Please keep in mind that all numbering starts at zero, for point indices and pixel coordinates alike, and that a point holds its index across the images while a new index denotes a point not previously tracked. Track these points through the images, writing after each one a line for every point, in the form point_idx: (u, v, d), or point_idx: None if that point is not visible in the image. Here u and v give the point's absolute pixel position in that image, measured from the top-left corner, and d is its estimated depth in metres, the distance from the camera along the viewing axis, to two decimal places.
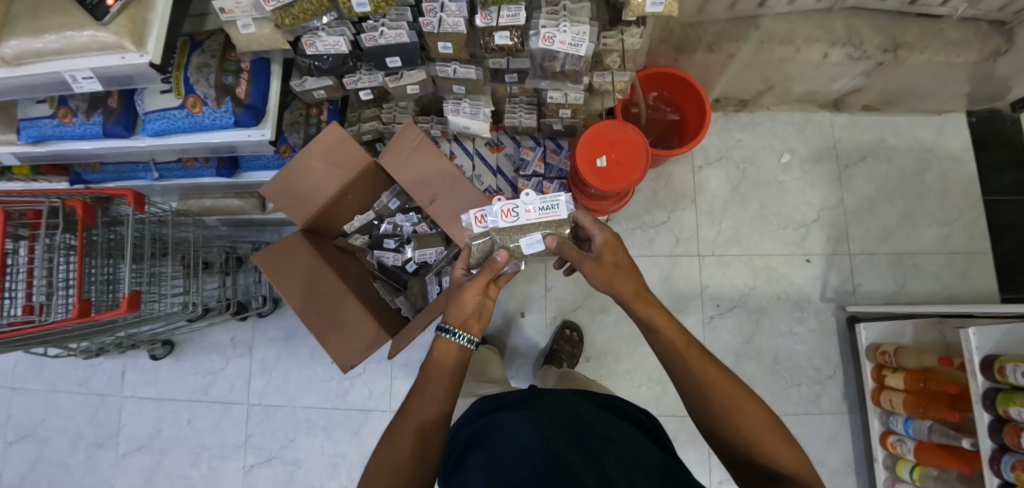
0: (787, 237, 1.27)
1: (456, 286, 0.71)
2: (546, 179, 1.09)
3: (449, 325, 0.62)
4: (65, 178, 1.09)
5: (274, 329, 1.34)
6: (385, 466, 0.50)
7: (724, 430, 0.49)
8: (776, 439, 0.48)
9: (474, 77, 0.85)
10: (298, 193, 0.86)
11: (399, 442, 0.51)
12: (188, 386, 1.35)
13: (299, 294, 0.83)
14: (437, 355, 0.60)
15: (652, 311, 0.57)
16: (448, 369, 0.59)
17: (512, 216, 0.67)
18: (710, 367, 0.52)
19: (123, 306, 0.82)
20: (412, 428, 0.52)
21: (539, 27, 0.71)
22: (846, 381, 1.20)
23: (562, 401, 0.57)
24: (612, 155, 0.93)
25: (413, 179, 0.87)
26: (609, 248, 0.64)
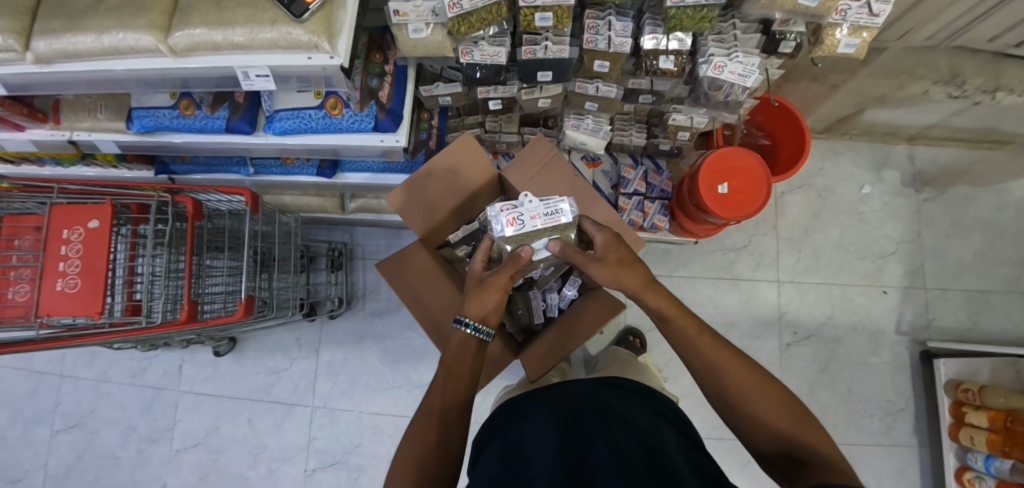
0: (864, 268, 1.29)
1: (473, 277, 0.64)
2: (646, 199, 1.07)
3: (467, 317, 0.60)
4: (149, 168, 1.03)
5: (343, 331, 1.33)
6: (406, 465, 0.50)
7: (738, 415, 0.49)
8: (791, 419, 0.47)
9: (612, 95, 0.83)
10: (421, 201, 0.83)
11: (423, 427, 0.53)
12: (249, 384, 1.32)
13: (422, 311, 0.84)
14: (454, 349, 0.60)
15: (658, 300, 0.58)
16: (466, 370, 0.59)
17: (518, 223, 0.62)
18: (721, 353, 0.52)
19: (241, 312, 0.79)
20: (433, 427, 0.52)
21: (709, 54, 0.69)
22: (919, 414, 1.21)
23: (596, 389, 0.59)
24: (733, 182, 0.92)
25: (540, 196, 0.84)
26: (612, 247, 0.61)
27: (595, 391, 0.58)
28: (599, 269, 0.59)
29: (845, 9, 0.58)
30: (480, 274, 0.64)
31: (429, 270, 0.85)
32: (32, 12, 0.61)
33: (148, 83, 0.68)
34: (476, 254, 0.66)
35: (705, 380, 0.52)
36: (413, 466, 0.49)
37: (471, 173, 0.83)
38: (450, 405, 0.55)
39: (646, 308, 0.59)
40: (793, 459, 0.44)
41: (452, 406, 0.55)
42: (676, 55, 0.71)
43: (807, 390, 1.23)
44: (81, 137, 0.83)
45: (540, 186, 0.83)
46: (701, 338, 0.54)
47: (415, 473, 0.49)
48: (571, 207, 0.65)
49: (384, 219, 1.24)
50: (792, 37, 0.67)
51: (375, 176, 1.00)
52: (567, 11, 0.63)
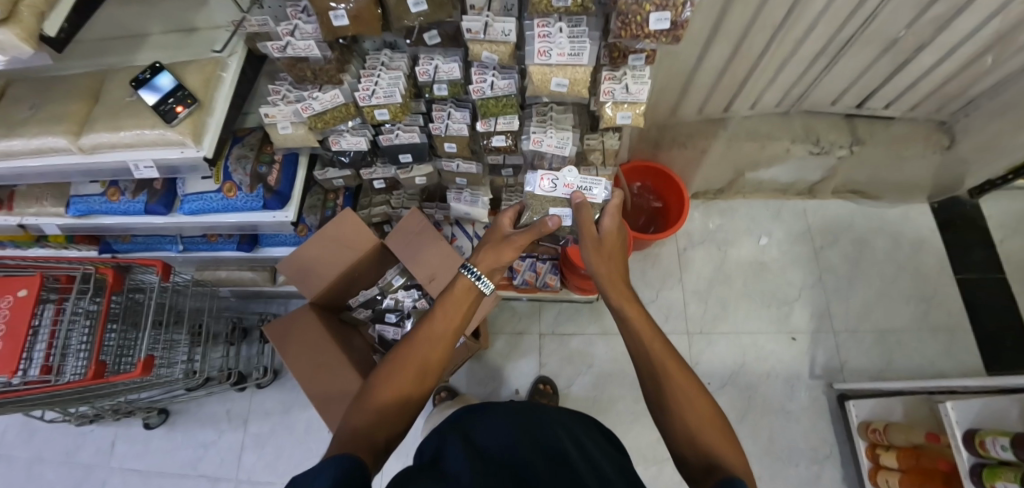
0: (771, 313, 1.34)
1: (497, 232, 0.73)
2: (539, 260, 1.18)
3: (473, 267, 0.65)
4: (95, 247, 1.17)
5: (272, 400, 1.43)
6: (383, 392, 0.51)
7: (672, 424, 0.50)
8: (716, 430, 0.48)
9: (475, 170, 0.98)
10: (313, 270, 0.95)
11: (403, 373, 0.53)
12: (177, 458, 1.39)
13: (305, 364, 0.93)
14: (456, 292, 0.63)
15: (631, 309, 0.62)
16: (457, 318, 0.61)
17: (550, 185, 0.77)
18: (669, 362, 0.54)
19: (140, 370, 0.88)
20: (416, 365, 0.54)
21: (530, 132, 0.84)
22: (846, 462, 1.17)
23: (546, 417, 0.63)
24: None
25: (417, 261, 0.96)
26: (609, 239, 0.71)
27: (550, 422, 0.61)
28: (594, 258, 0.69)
29: (611, 90, 0.73)
30: (504, 230, 0.73)
31: (318, 331, 0.95)
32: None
33: (72, 175, 0.83)
34: (507, 214, 0.75)
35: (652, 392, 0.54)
36: (392, 396, 0.51)
37: (356, 247, 0.96)
38: (435, 361, 0.56)
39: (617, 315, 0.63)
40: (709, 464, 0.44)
41: (430, 366, 0.55)
42: (506, 135, 0.86)
43: None
44: (29, 221, 0.98)
45: (416, 253, 0.96)
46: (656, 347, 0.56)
47: (390, 400, 0.50)
48: (605, 188, 0.77)
49: None
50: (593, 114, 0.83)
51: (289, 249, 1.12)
52: (401, 108, 0.79)
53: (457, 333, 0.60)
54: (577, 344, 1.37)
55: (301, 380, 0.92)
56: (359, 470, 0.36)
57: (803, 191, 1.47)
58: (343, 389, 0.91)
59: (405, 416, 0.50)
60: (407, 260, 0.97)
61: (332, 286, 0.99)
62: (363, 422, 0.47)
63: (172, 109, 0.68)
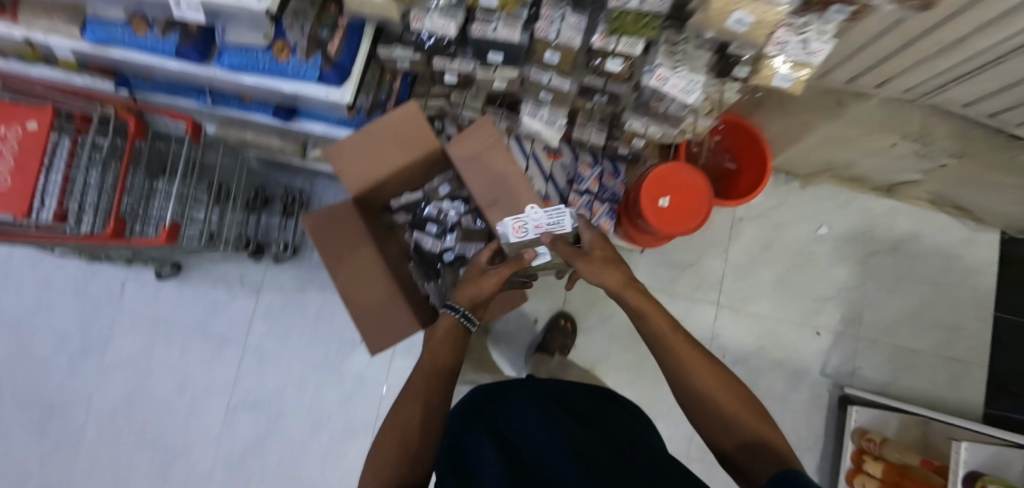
0: (803, 306, 1.32)
1: (475, 268, 0.79)
2: (597, 200, 1.09)
3: (456, 304, 0.73)
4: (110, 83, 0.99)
5: (286, 275, 1.41)
6: (395, 436, 0.57)
7: (708, 408, 0.60)
8: (741, 404, 0.59)
9: (566, 89, 0.83)
10: (362, 162, 0.85)
11: (409, 411, 0.59)
12: (188, 313, 1.40)
13: (343, 265, 0.86)
14: (441, 330, 0.71)
15: (653, 316, 0.68)
16: (446, 354, 0.69)
17: (522, 231, 0.78)
18: (694, 356, 0.64)
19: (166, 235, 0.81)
20: (419, 402, 0.60)
21: (655, 65, 0.68)
22: (823, 455, 1.26)
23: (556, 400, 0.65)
24: (676, 197, 0.93)
25: (480, 179, 0.86)
26: (597, 243, 0.76)
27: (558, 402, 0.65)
28: (596, 271, 0.73)
29: (783, 42, 0.58)
30: (481, 264, 0.80)
31: (357, 232, 0.88)
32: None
33: None
34: (483, 251, 0.82)
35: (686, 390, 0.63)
36: (400, 437, 0.56)
37: (413, 148, 0.85)
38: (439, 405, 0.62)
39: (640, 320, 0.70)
40: (748, 445, 0.55)
41: (434, 398, 0.62)
42: (623, 59, 0.71)
43: None
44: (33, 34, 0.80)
45: (481, 171, 0.86)
46: (686, 351, 0.64)
47: (401, 443, 0.56)
48: (573, 217, 0.78)
49: None
50: (743, 61, 0.67)
51: (330, 128, 1.00)
52: None
53: (449, 367, 0.67)
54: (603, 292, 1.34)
55: (338, 282, 0.87)
56: None
57: (880, 188, 1.35)
58: (378, 297, 0.87)
59: (422, 449, 0.56)
60: (467, 176, 0.87)
61: (376, 185, 0.89)
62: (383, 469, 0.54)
63: None
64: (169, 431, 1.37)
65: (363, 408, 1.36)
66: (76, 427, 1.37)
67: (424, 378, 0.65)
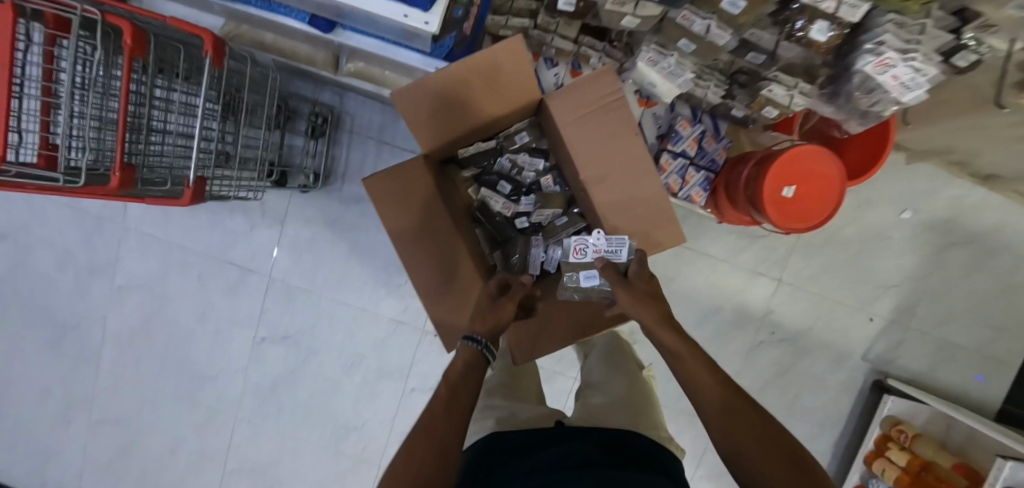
0: (862, 291, 1.28)
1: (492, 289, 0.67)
2: (692, 166, 0.94)
3: (478, 335, 0.60)
4: None
5: (313, 208, 1.24)
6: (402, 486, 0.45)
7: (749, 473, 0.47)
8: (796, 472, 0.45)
9: (721, 42, 0.63)
10: (443, 113, 0.67)
11: (421, 457, 0.48)
12: (204, 239, 1.26)
13: (410, 236, 0.74)
14: (457, 362, 0.58)
15: (687, 363, 0.56)
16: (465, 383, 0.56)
17: (581, 254, 0.71)
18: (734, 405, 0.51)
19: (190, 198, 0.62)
20: (432, 439, 0.49)
21: (881, 44, 0.55)
22: (844, 431, 1.32)
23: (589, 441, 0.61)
24: (804, 188, 0.78)
25: (588, 146, 0.69)
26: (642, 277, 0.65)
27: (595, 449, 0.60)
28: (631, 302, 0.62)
29: None
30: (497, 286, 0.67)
31: (424, 193, 0.73)
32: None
33: None
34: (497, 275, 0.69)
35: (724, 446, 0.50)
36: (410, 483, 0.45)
37: (501, 93, 0.67)
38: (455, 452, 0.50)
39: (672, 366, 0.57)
40: None
41: (452, 437, 0.50)
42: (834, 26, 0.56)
43: (757, 387, 1.31)
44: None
45: (591, 135, 0.68)
46: (719, 407, 0.51)
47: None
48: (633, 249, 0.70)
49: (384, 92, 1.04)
50: (977, 47, 0.55)
51: (386, 48, 0.75)
52: None
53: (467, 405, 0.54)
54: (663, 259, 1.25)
55: (404, 256, 0.75)
56: None
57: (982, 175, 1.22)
58: (450, 269, 0.76)
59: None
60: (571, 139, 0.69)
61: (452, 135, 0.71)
62: None
63: None
64: (193, 356, 1.31)
65: (399, 352, 1.31)
66: (95, 346, 1.32)
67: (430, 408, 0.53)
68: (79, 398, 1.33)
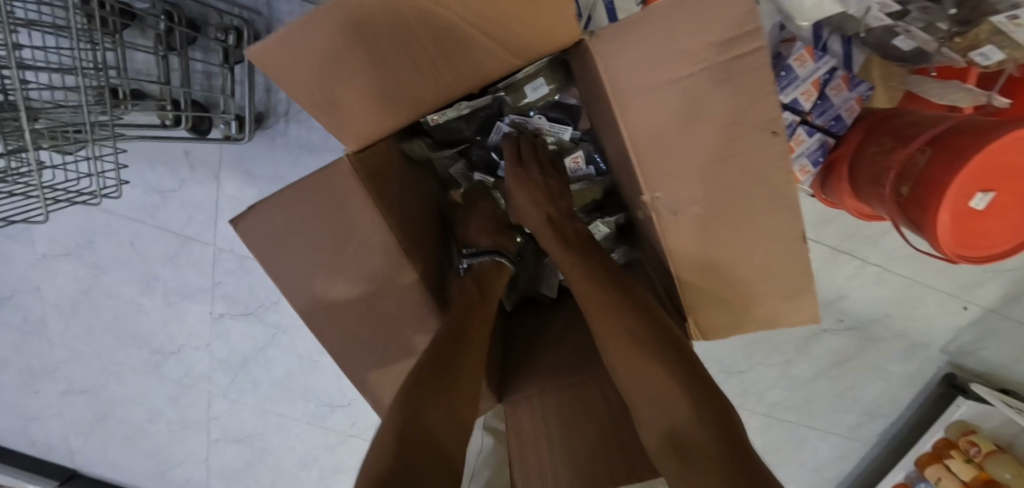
0: (964, 275, 1.01)
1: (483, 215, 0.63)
2: (802, 124, 0.62)
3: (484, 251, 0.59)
4: None
5: (252, 160, 0.92)
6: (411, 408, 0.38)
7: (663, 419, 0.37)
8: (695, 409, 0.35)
9: None
10: (375, 65, 0.38)
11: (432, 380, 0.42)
12: (124, 198, 0.97)
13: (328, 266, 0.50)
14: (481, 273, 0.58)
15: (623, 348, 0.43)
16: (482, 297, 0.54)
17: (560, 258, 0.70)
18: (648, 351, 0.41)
19: None
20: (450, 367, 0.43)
21: None
22: (894, 421, 1.17)
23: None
24: (1008, 194, 0.47)
25: (654, 136, 0.39)
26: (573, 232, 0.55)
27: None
28: (582, 287, 0.49)
29: None
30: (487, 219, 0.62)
31: (356, 209, 0.48)
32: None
33: None
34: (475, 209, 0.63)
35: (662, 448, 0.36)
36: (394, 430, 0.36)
37: (447, 28, 0.35)
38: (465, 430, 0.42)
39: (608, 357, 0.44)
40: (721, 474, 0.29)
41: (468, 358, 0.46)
42: None
43: (808, 376, 1.13)
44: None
45: (663, 119, 0.38)
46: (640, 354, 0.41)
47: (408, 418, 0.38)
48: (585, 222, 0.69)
49: None
50: None
51: None
52: None
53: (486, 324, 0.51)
54: None
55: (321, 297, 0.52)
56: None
57: None
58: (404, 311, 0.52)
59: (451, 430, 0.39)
60: (628, 120, 0.39)
61: (401, 102, 0.43)
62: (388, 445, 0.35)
63: None
64: (149, 330, 1.11)
65: None
66: (33, 321, 1.13)
67: (434, 345, 0.45)
68: (37, 370, 1.19)
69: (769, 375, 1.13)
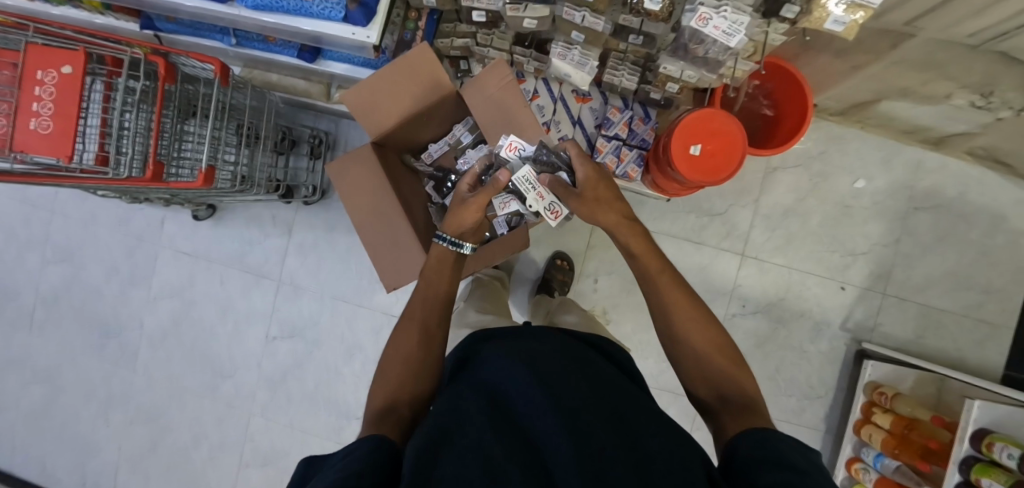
0: (831, 260, 1.33)
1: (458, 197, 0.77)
2: (625, 146, 1.07)
3: (445, 234, 0.73)
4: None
5: (317, 219, 1.42)
6: (395, 361, 0.59)
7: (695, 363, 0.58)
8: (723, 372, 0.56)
9: (599, 29, 0.79)
10: (379, 100, 0.86)
11: (406, 346, 0.61)
12: (224, 250, 1.45)
13: (360, 209, 0.91)
14: (434, 260, 0.72)
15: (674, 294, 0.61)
16: (445, 281, 0.71)
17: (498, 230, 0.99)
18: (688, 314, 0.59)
19: (200, 182, 0.81)
20: (417, 332, 0.62)
21: (698, 3, 0.65)
22: (833, 404, 1.32)
23: (526, 340, 0.57)
24: (711, 145, 0.91)
25: (494, 128, 0.84)
26: (590, 184, 0.72)
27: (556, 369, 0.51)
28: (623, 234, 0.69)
29: None
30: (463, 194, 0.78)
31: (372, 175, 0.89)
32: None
33: None
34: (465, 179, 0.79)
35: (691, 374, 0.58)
36: (402, 363, 0.59)
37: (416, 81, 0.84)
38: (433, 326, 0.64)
39: (658, 303, 0.62)
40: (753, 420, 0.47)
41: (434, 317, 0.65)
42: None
43: None
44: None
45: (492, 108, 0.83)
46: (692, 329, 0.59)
47: (401, 366, 0.58)
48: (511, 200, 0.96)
49: None
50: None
51: (353, 69, 1.00)
52: None
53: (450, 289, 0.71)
54: None
55: (356, 224, 0.91)
56: (385, 448, 0.40)
57: (928, 140, 1.28)
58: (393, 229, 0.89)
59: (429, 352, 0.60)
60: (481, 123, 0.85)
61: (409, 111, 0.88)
62: (387, 394, 0.55)
63: None
64: (215, 354, 1.46)
65: None
66: (128, 354, 1.48)
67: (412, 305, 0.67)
68: (115, 401, 1.49)
69: None
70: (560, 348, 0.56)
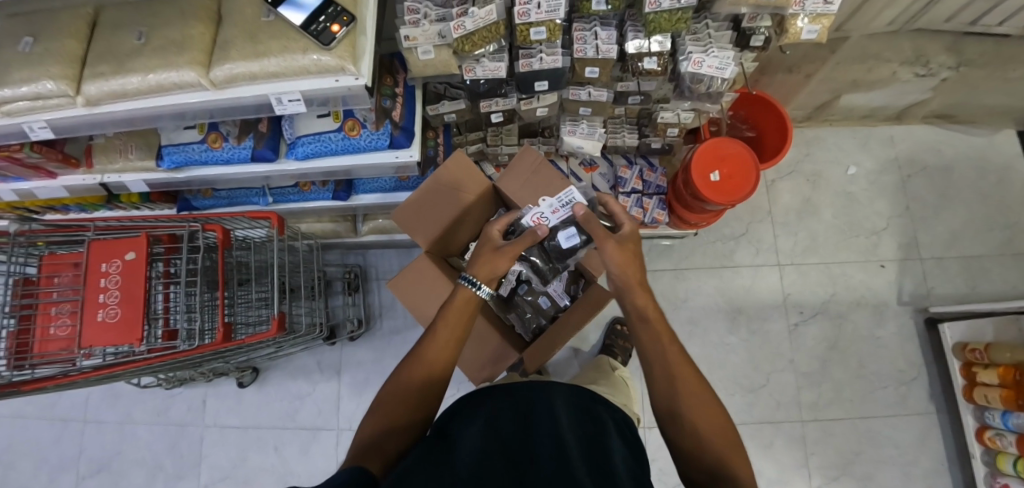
0: (860, 245, 1.38)
1: (488, 242, 0.67)
2: (644, 196, 1.15)
3: (475, 278, 0.61)
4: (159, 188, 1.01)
5: (363, 351, 1.40)
6: (391, 398, 0.51)
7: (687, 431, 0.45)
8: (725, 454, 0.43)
9: (604, 99, 0.91)
10: (426, 214, 0.92)
11: (406, 377, 0.52)
12: (271, 411, 1.38)
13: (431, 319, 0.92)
14: (459, 301, 0.59)
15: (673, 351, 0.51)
16: (460, 324, 0.58)
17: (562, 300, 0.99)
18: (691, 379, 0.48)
19: (275, 328, 0.85)
20: (420, 372, 0.53)
21: (688, 52, 0.77)
22: (931, 381, 1.27)
23: (524, 393, 0.54)
24: (726, 169, 0.99)
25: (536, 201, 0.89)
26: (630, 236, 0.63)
27: (555, 423, 0.45)
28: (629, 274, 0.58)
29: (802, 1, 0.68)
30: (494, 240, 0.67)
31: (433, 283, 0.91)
32: (86, 39, 0.69)
33: (164, 122, 0.74)
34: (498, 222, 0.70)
35: (683, 450, 0.46)
36: (396, 397, 0.51)
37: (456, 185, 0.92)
38: (442, 367, 0.54)
39: (657, 365, 0.50)
40: None
41: (441, 365, 0.54)
42: (658, 56, 0.79)
43: (819, 367, 1.29)
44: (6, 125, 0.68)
45: (523, 188, 0.89)
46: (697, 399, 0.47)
47: (397, 404, 0.50)
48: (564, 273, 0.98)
49: (395, 238, 1.32)
50: (761, 30, 0.76)
51: (387, 195, 1.09)
52: (558, 25, 0.72)
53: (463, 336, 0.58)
54: (668, 280, 1.37)
55: None
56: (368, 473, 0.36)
57: (889, 117, 1.43)
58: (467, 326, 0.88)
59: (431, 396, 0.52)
60: (522, 201, 0.89)
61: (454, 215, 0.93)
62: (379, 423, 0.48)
63: (326, 28, 0.58)
64: None
65: None
66: None
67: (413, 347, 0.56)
68: None
69: (788, 379, 1.29)
70: (559, 399, 0.52)
